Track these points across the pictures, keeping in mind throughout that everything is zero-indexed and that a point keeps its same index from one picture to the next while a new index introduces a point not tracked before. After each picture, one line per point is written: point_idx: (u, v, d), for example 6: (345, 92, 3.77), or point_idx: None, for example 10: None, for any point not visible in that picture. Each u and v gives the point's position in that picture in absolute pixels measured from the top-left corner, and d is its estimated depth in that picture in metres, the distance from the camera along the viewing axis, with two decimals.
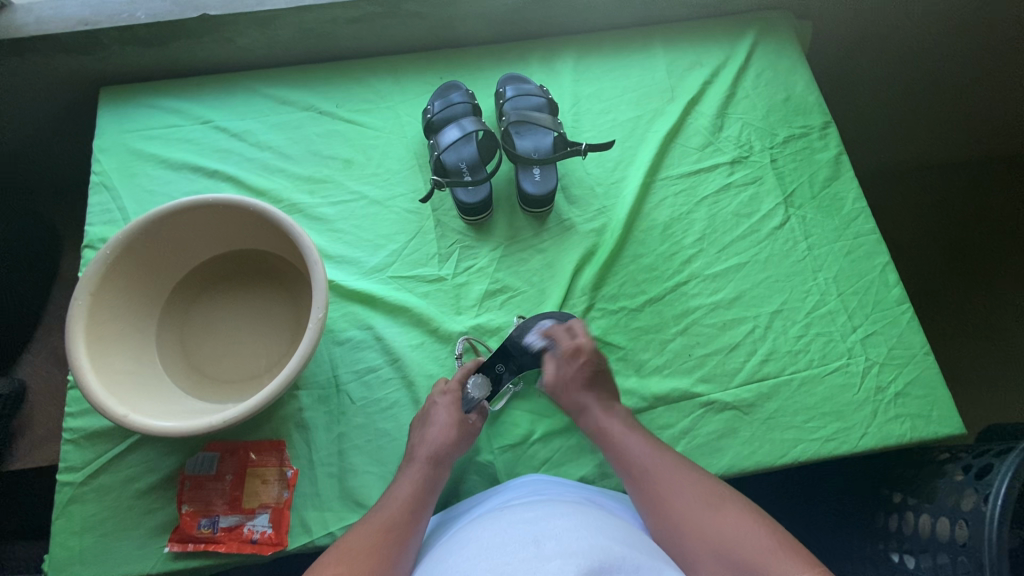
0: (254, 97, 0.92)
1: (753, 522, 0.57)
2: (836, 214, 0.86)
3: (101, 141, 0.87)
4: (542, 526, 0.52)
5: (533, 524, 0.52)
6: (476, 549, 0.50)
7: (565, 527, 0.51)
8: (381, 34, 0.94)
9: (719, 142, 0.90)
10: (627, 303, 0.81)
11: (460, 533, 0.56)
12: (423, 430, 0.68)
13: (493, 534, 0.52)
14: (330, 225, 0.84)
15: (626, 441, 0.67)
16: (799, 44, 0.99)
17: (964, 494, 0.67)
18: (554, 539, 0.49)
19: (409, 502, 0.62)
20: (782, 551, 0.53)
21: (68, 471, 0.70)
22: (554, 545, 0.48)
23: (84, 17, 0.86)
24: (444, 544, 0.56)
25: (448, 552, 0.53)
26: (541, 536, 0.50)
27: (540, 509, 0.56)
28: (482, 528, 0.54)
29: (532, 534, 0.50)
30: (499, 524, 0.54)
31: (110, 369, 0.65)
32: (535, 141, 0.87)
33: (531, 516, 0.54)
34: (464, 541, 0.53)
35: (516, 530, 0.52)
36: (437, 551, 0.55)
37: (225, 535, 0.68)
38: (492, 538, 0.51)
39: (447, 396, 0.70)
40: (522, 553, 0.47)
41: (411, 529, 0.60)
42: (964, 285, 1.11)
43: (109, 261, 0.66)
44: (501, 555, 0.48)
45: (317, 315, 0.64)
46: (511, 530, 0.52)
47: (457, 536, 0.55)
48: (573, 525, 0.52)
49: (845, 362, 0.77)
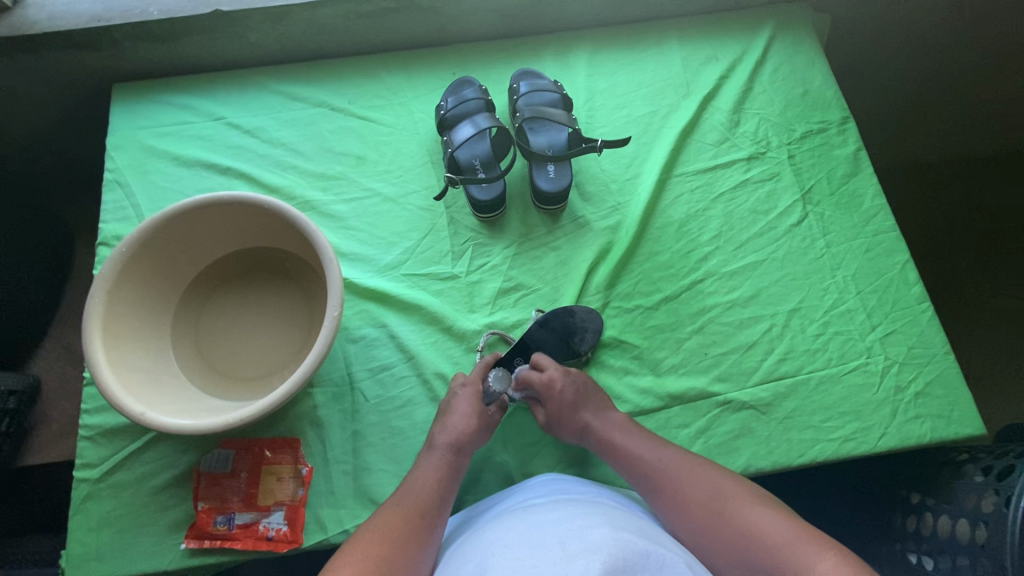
0: (266, 93, 0.91)
1: (770, 514, 0.56)
2: (855, 211, 0.85)
3: (114, 138, 0.87)
4: (564, 527, 0.51)
5: (556, 525, 0.52)
6: (500, 549, 0.50)
7: (589, 526, 0.50)
8: (394, 29, 0.93)
9: (735, 138, 0.89)
10: (642, 301, 0.80)
11: (484, 533, 0.56)
12: (442, 421, 0.68)
13: (517, 534, 0.51)
14: (343, 222, 0.84)
15: (636, 450, 0.66)
16: (816, 39, 0.97)
17: (984, 495, 0.66)
18: (578, 537, 0.49)
19: (435, 488, 0.62)
20: (804, 542, 0.53)
21: (86, 468, 0.71)
22: (579, 544, 0.47)
23: (96, 14, 0.85)
24: (465, 545, 0.55)
25: (473, 552, 0.52)
26: (566, 537, 0.49)
27: (563, 509, 0.55)
28: (503, 529, 0.54)
29: (556, 534, 0.50)
30: (522, 524, 0.53)
31: (125, 366, 0.65)
32: (549, 137, 0.85)
33: (554, 516, 0.53)
34: (487, 542, 0.52)
35: (540, 530, 0.51)
36: (462, 552, 0.54)
37: (241, 532, 0.69)
38: (516, 538, 0.51)
39: (468, 387, 0.70)
40: (547, 554, 0.47)
41: (436, 516, 0.60)
42: (981, 282, 1.09)
43: (125, 259, 0.66)
44: (525, 557, 0.47)
45: (332, 313, 0.64)
46: (535, 531, 0.51)
47: (479, 537, 0.55)
48: (597, 524, 0.51)
49: (864, 361, 0.76)
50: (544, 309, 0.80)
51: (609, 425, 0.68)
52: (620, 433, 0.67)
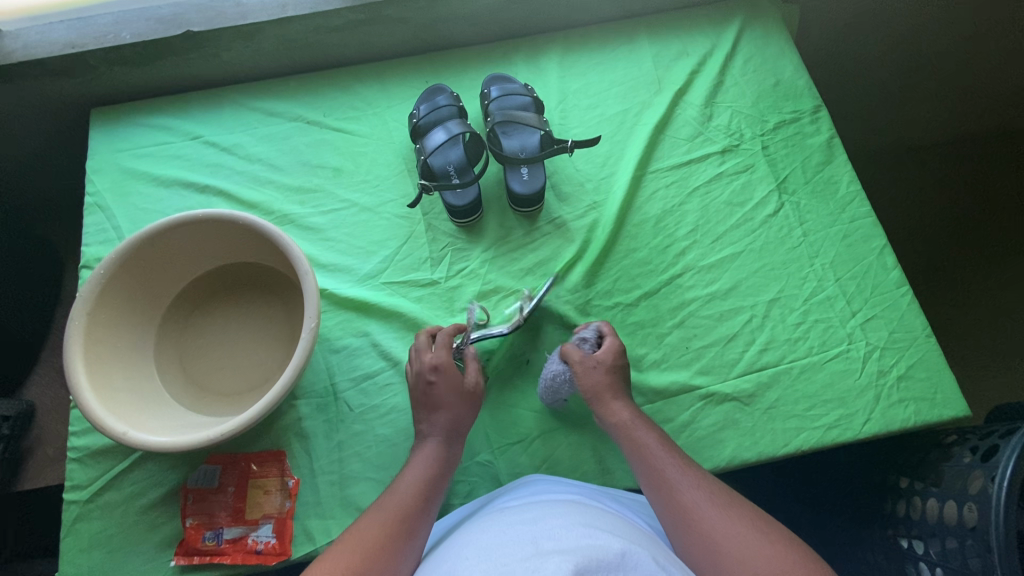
0: (242, 110, 0.92)
1: (760, 538, 0.55)
2: (830, 199, 0.85)
3: (93, 162, 0.88)
4: (539, 527, 0.51)
5: (532, 525, 0.52)
6: (475, 551, 0.50)
7: (564, 526, 0.51)
8: (365, 40, 0.94)
9: (708, 132, 0.89)
10: (622, 298, 0.80)
11: (461, 536, 0.56)
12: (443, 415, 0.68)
13: (492, 535, 0.52)
14: (321, 234, 0.85)
15: (650, 443, 0.65)
16: (786, 30, 0.97)
17: (972, 477, 0.66)
18: (552, 538, 0.49)
19: (422, 488, 0.62)
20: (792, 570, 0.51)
21: (75, 490, 0.71)
22: (552, 544, 0.48)
23: (70, 41, 0.87)
24: (443, 548, 0.56)
25: (449, 554, 0.52)
26: (540, 536, 0.50)
27: (540, 510, 0.56)
28: (480, 530, 0.54)
29: (531, 535, 0.50)
30: (498, 526, 0.53)
31: (109, 387, 0.66)
32: (522, 141, 0.87)
33: (529, 517, 0.54)
34: (463, 544, 0.53)
35: (515, 530, 0.51)
36: (438, 555, 0.55)
37: (230, 547, 0.69)
38: (491, 540, 0.51)
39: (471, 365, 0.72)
40: (520, 553, 0.47)
41: (421, 516, 0.60)
42: (965, 263, 1.09)
43: (105, 280, 0.67)
44: (499, 556, 0.48)
45: (309, 324, 0.65)
46: (510, 531, 0.51)
47: (457, 539, 0.55)
48: (572, 524, 0.51)
49: (845, 348, 0.76)
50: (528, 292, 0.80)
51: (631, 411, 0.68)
52: (639, 421, 0.67)
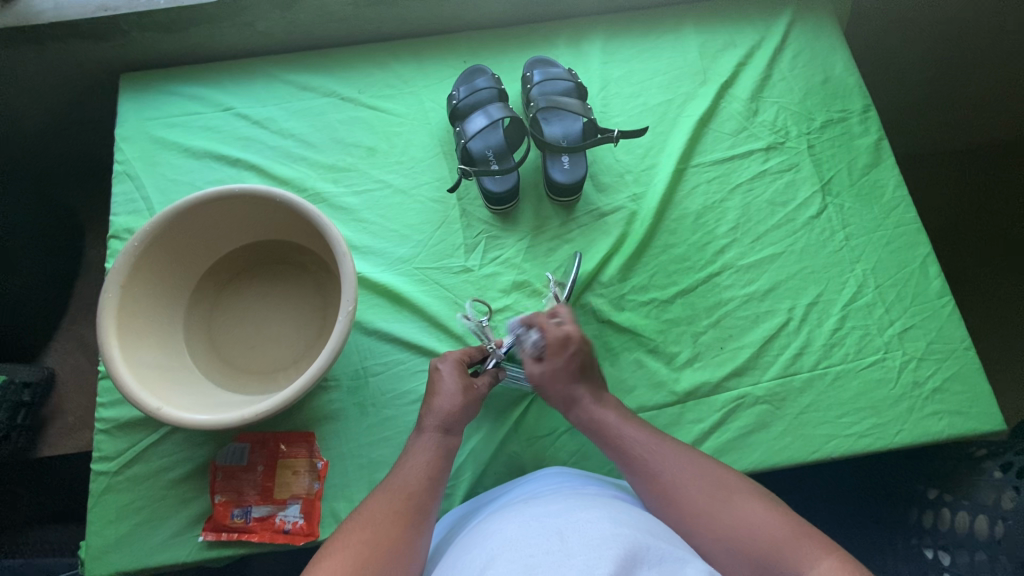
0: (276, 83, 0.90)
1: (761, 506, 0.54)
2: (875, 204, 0.83)
3: (122, 129, 0.86)
4: (565, 519, 0.50)
5: (557, 517, 0.51)
6: (498, 540, 0.49)
7: (589, 519, 0.50)
8: (404, 16, 0.91)
9: (753, 127, 0.87)
10: (657, 295, 0.79)
11: (486, 523, 0.55)
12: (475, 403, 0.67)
13: (515, 525, 0.50)
14: (354, 214, 0.83)
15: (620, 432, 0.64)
16: (837, 25, 0.94)
17: (1003, 492, 0.65)
18: (578, 531, 0.47)
19: (428, 472, 0.61)
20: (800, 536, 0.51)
21: (103, 460, 0.71)
22: (579, 537, 0.46)
23: (103, 3, 0.84)
24: (466, 537, 0.55)
25: (473, 542, 0.52)
26: (566, 528, 0.48)
27: (564, 503, 0.54)
28: (504, 520, 0.53)
29: (555, 527, 0.49)
30: (522, 516, 0.52)
31: (141, 361, 0.65)
32: (564, 127, 0.85)
33: (555, 510, 0.52)
34: (487, 533, 0.51)
35: (540, 522, 0.50)
36: (465, 541, 0.54)
37: (258, 525, 0.69)
38: (515, 530, 0.50)
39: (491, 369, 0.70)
40: (545, 546, 0.46)
41: (429, 498, 0.59)
42: (995, 271, 1.08)
43: (139, 252, 0.66)
44: (523, 546, 0.47)
45: (346, 307, 0.63)
46: (534, 522, 0.50)
47: (482, 528, 0.54)
48: (598, 518, 0.50)
49: (882, 357, 0.75)
50: (559, 279, 0.79)
51: (601, 407, 0.66)
52: (607, 413, 0.65)
